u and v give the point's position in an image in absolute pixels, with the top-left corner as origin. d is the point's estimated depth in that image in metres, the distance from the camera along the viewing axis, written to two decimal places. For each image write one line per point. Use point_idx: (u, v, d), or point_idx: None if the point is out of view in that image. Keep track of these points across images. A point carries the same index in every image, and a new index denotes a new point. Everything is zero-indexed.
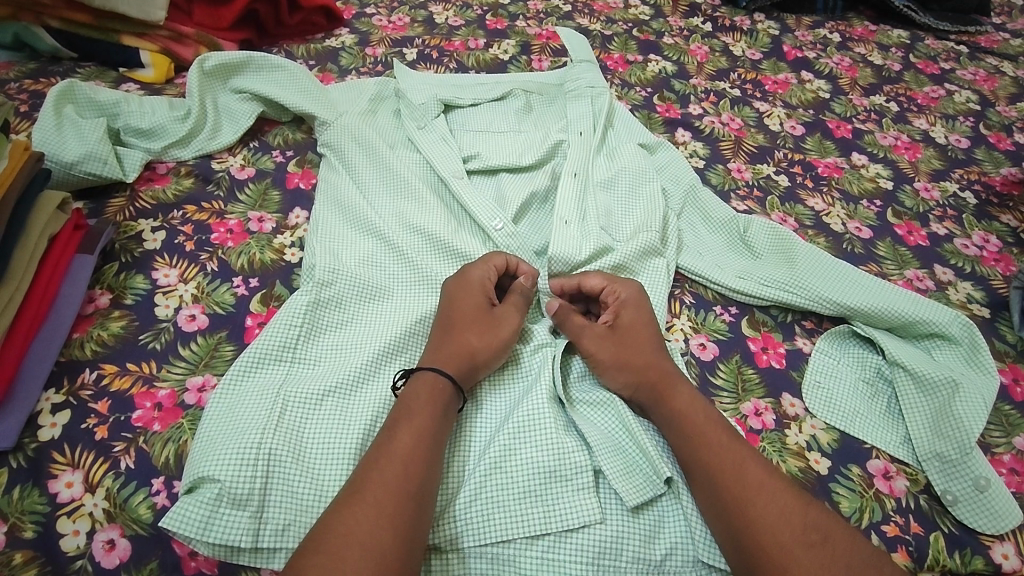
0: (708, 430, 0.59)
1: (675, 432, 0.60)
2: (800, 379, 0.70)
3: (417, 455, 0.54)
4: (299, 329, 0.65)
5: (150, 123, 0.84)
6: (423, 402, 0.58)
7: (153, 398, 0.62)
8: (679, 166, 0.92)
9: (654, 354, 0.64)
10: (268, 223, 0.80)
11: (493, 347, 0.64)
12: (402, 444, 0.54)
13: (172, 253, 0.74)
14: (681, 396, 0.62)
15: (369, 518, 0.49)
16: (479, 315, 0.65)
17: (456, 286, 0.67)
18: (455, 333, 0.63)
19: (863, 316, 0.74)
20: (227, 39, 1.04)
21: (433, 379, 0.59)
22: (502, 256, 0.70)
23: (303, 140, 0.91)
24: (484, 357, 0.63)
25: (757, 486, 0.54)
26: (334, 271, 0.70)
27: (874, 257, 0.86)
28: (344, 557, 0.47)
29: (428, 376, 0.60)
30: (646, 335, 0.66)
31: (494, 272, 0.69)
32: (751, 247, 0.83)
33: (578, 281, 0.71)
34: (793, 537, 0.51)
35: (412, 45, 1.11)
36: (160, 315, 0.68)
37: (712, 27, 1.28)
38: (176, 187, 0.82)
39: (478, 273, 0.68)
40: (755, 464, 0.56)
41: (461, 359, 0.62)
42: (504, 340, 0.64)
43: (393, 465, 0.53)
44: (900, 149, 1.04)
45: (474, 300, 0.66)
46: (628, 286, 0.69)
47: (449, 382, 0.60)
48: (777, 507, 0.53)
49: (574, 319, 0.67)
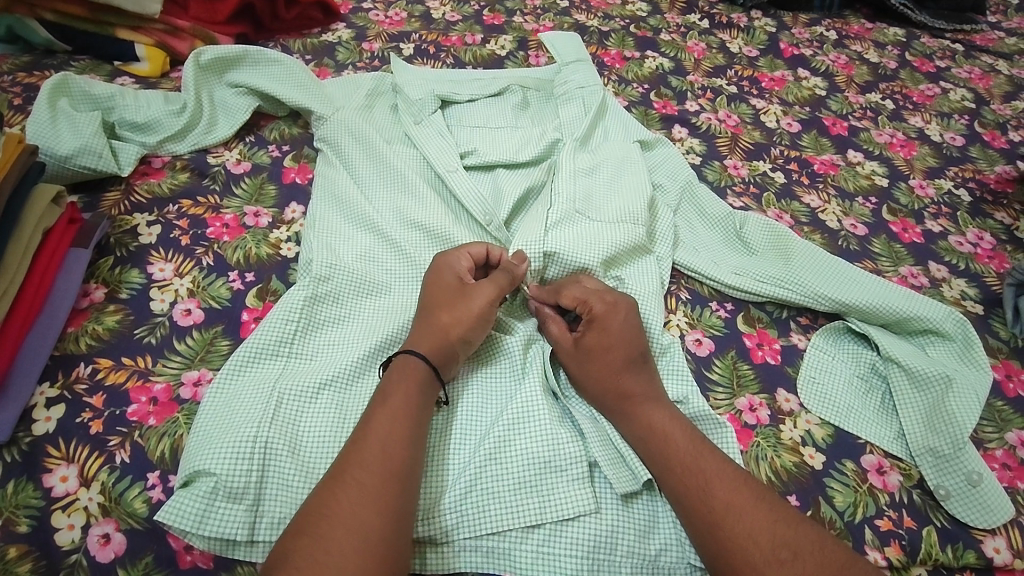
0: (678, 438, 0.58)
1: (639, 442, 0.59)
2: (795, 375, 0.71)
3: (398, 437, 0.54)
4: (296, 323, 0.65)
5: (144, 116, 0.84)
6: (398, 384, 0.58)
7: (148, 393, 0.61)
8: (675, 162, 0.92)
9: (621, 371, 0.62)
10: (264, 218, 0.79)
11: (465, 322, 0.63)
12: (386, 426, 0.55)
13: (167, 247, 0.74)
14: (648, 407, 0.60)
15: (352, 501, 0.50)
16: (450, 292, 0.65)
17: (430, 272, 0.68)
18: (429, 313, 0.64)
19: (859, 313, 0.74)
20: (223, 32, 1.03)
21: (411, 359, 0.60)
22: (483, 246, 0.71)
23: (299, 135, 0.91)
24: (459, 331, 0.63)
25: (727, 503, 0.54)
26: (332, 266, 0.70)
27: (869, 254, 0.87)
28: (328, 540, 0.47)
29: (403, 355, 0.60)
30: (614, 352, 0.63)
31: (467, 258, 0.69)
32: (747, 243, 0.83)
33: (558, 292, 0.68)
34: (761, 556, 0.51)
35: (409, 40, 1.11)
36: (156, 309, 0.68)
37: (709, 24, 1.28)
38: (172, 181, 0.82)
39: (449, 258, 0.68)
40: (728, 477, 0.55)
41: (435, 335, 0.62)
42: (480, 311, 0.64)
43: (376, 446, 0.53)
44: (895, 147, 1.05)
45: (449, 282, 0.66)
46: (602, 300, 0.65)
47: (421, 360, 0.60)
48: (756, 515, 0.53)
49: (551, 326, 0.67)
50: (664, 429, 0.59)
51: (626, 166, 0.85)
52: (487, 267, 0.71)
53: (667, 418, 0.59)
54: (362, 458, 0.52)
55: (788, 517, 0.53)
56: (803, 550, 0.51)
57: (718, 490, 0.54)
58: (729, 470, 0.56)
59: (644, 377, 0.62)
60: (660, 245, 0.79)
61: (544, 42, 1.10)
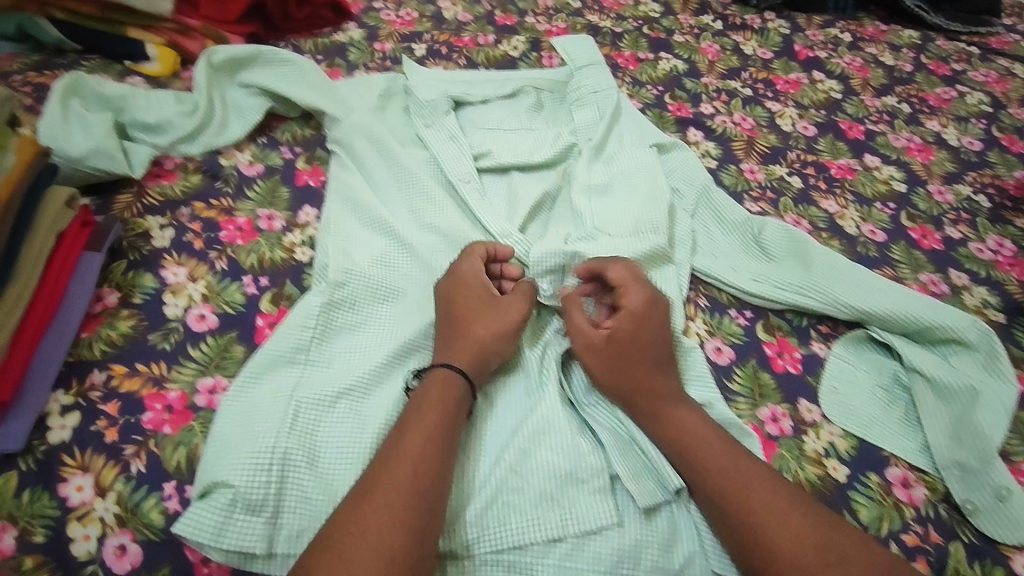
0: (701, 441, 0.58)
1: (662, 439, 0.60)
2: (816, 384, 0.70)
3: (425, 449, 0.54)
4: (313, 331, 0.65)
5: (156, 117, 0.83)
6: (432, 402, 0.57)
7: (164, 400, 0.60)
8: (691, 166, 0.92)
9: (651, 373, 0.62)
10: (278, 221, 0.79)
11: (497, 335, 0.63)
12: (411, 439, 0.54)
13: (180, 251, 0.73)
14: (671, 408, 0.61)
15: (379, 519, 0.49)
16: (481, 304, 0.65)
17: (450, 281, 0.67)
18: (462, 326, 0.64)
19: (880, 321, 0.73)
20: (233, 32, 1.02)
21: (448, 374, 0.60)
22: (485, 245, 0.71)
23: (312, 137, 0.90)
24: (494, 345, 0.63)
25: (765, 506, 0.54)
26: (348, 271, 0.70)
27: (888, 260, 0.86)
28: (357, 559, 0.47)
29: (440, 370, 0.60)
30: (644, 350, 0.63)
31: (480, 261, 0.69)
32: (765, 249, 0.83)
33: (601, 267, 0.69)
34: (810, 560, 0.51)
35: (421, 40, 1.10)
36: (170, 315, 0.67)
37: (722, 26, 1.27)
38: (184, 183, 0.81)
39: (468, 268, 0.68)
40: (762, 481, 0.55)
41: (472, 347, 0.62)
42: (513, 324, 0.65)
43: (402, 459, 0.53)
44: (913, 151, 1.04)
45: (471, 293, 0.66)
46: (642, 291, 0.66)
47: (459, 376, 0.60)
48: (793, 511, 0.53)
49: (577, 315, 0.66)
50: (688, 429, 0.59)
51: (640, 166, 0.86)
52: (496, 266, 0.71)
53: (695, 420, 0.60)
54: (390, 477, 0.51)
55: (830, 519, 0.53)
56: (845, 553, 0.51)
57: (742, 490, 0.55)
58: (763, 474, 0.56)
59: (667, 381, 0.62)
60: (679, 253, 0.79)
61: (554, 45, 1.07)
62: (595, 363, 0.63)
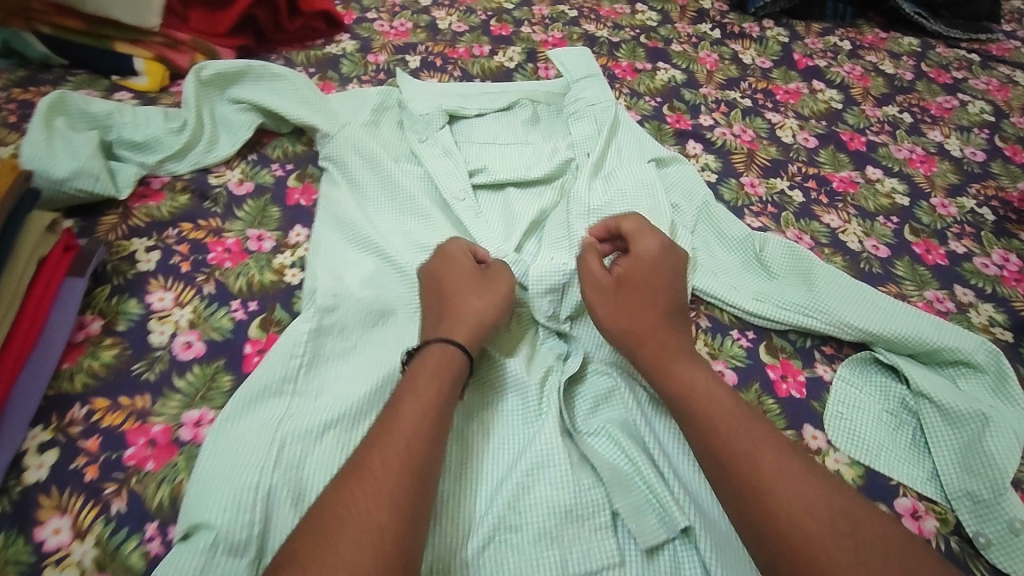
0: (713, 404, 0.57)
1: (674, 398, 0.59)
2: (821, 409, 0.69)
3: (404, 449, 0.51)
4: (301, 360, 0.63)
5: (143, 135, 0.81)
6: (432, 369, 0.58)
7: (147, 434, 0.58)
8: (691, 181, 0.91)
9: (659, 327, 0.64)
10: (268, 242, 0.77)
11: (492, 307, 0.65)
12: (393, 438, 0.51)
13: (166, 275, 0.71)
14: (688, 369, 0.60)
15: (365, 495, 0.48)
16: (473, 280, 0.67)
17: (441, 263, 0.70)
18: (455, 300, 0.65)
19: (886, 342, 0.71)
20: (223, 45, 1.00)
21: (445, 346, 0.60)
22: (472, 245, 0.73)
23: (303, 153, 0.88)
24: (491, 316, 0.65)
25: (775, 474, 0.51)
26: (338, 295, 0.68)
27: (893, 277, 0.84)
28: (340, 538, 0.45)
29: (438, 344, 0.60)
30: (652, 298, 0.66)
31: (468, 251, 0.72)
32: (768, 267, 0.81)
33: (614, 223, 0.73)
34: (820, 529, 0.48)
35: (415, 52, 1.08)
36: (155, 343, 0.65)
37: (720, 34, 1.25)
38: (171, 204, 0.79)
39: (456, 251, 0.71)
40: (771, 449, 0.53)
41: (466, 318, 0.63)
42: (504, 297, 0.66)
43: (381, 460, 0.50)
44: (915, 163, 1.02)
45: (460, 272, 0.68)
46: (656, 238, 0.70)
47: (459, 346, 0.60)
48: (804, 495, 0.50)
49: (591, 258, 0.69)
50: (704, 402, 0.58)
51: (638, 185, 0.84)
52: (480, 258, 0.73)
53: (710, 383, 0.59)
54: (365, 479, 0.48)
55: (847, 510, 0.50)
56: (852, 522, 0.49)
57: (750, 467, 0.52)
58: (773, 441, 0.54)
59: (668, 326, 0.64)
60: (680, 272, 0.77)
61: (550, 57, 1.06)
62: (599, 296, 0.67)
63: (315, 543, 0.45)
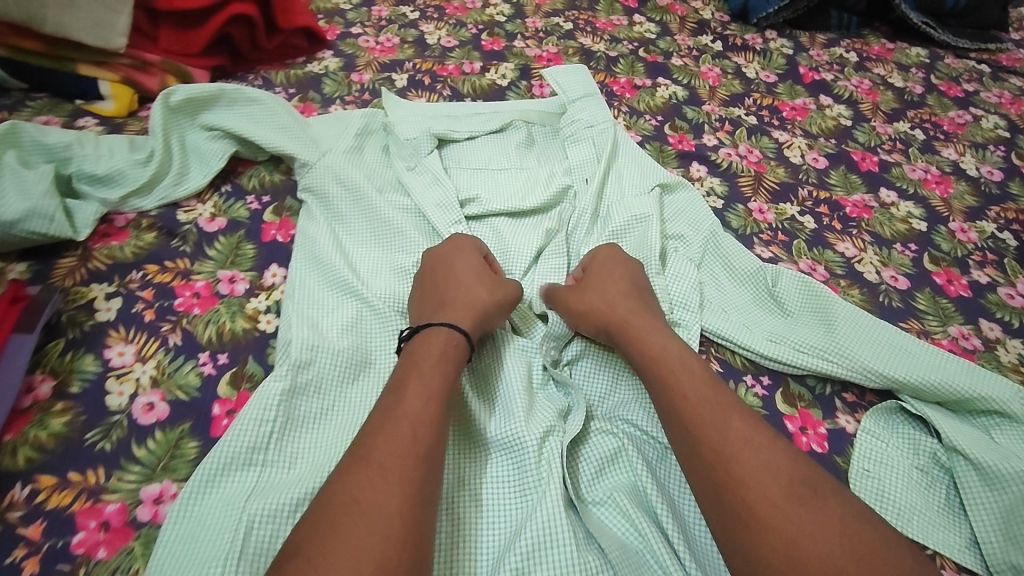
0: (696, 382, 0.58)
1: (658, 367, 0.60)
2: (845, 466, 0.63)
3: (395, 474, 0.48)
4: (272, 425, 0.58)
5: (105, 168, 0.74)
6: (431, 358, 0.58)
7: (99, 516, 0.52)
8: (697, 208, 0.85)
9: (634, 315, 0.65)
10: (241, 284, 0.71)
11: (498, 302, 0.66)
12: (384, 460, 0.49)
13: (128, 325, 0.65)
14: (653, 341, 0.63)
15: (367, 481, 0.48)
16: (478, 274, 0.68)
17: (444, 254, 0.70)
18: (459, 288, 0.66)
19: (913, 390, 0.67)
20: (197, 65, 0.93)
21: (453, 333, 0.61)
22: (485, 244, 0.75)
23: (282, 182, 0.82)
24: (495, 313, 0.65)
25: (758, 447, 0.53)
26: (314, 347, 0.63)
27: (914, 312, 0.79)
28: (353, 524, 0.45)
29: (443, 330, 0.61)
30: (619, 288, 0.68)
31: (481, 245, 0.73)
32: (781, 303, 0.76)
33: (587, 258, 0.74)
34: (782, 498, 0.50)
35: (402, 69, 1.02)
36: (113, 406, 0.59)
37: (722, 47, 1.20)
38: (136, 243, 0.72)
39: (468, 244, 0.71)
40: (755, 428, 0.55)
41: (472, 307, 0.64)
42: (511, 291, 0.68)
43: (366, 488, 0.47)
44: (931, 183, 0.97)
45: (467, 261, 0.69)
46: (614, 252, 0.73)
47: (462, 339, 0.61)
48: (794, 511, 0.49)
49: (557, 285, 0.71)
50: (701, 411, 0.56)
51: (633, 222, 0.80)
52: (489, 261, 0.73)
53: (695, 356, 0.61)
54: (353, 499, 0.46)
55: (847, 528, 0.49)
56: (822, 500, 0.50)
57: (738, 486, 0.51)
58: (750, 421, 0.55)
59: (639, 307, 0.67)
60: (682, 312, 0.73)
61: (545, 76, 0.99)
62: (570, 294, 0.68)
63: (323, 527, 0.45)
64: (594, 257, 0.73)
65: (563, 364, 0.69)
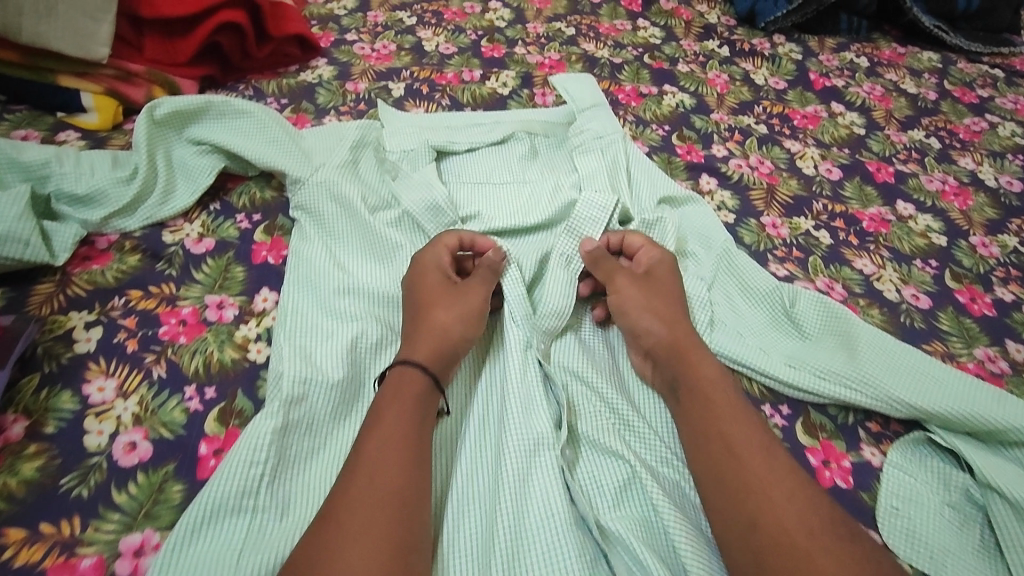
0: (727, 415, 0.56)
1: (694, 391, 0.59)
2: (872, 503, 0.60)
3: (371, 528, 0.46)
4: (263, 466, 0.54)
5: (86, 187, 0.71)
6: (396, 393, 0.56)
7: (74, 572, 0.49)
8: (710, 223, 0.81)
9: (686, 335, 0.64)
10: (229, 310, 0.67)
11: (461, 319, 0.63)
12: (354, 512, 0.47)
13: (108, 357, 0.61)
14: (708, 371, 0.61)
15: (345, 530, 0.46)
16: (443, 293, 0.65)
17: (413, 270, 0.67)
18: (423, 313, 0.63)
19: (940, 421, 0.63)
20: (185, 75, 0.89)
21: (408, 371, 0.58)
22: (454, 235, 0.70)
23: (273, 200, 0.78)
24: (459, 331, 0.62)
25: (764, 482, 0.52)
26: (306, 380, 0.59)
27: (937, 333, 0.75)
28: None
29: (398, 368, 0.58)
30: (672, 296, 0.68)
31: (446, 251, 0.69)
32: (799, 325, 0.72)
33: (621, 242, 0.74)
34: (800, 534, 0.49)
35: (399, 78, 0.98)
36: (91, 447, 0.55)
37: (729, 52, 1.16)
38: (118, 267, 0.68)
39: (431, 256, 0.68)
40: (755, 459, 0.53)
41: (435, 335, 0.61)
42: (480, 308, 0.65)
43: (347, 541, 0.45)
44: (949, 195, 0.93)
45: (435, 279, 0.66)
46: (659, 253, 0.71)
47: (418, 371, 0.58)
48: (828, 549, 0.48)
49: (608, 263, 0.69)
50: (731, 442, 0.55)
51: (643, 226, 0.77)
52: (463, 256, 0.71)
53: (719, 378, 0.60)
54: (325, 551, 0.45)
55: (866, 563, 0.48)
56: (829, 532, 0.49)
57: (772, 518, 0.50)
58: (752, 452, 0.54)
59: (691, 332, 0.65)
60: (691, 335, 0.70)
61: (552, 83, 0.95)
62: (621, 284, 0.68)
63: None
64: (648, 245, 0.72)
65: (565, 373, 0.64)
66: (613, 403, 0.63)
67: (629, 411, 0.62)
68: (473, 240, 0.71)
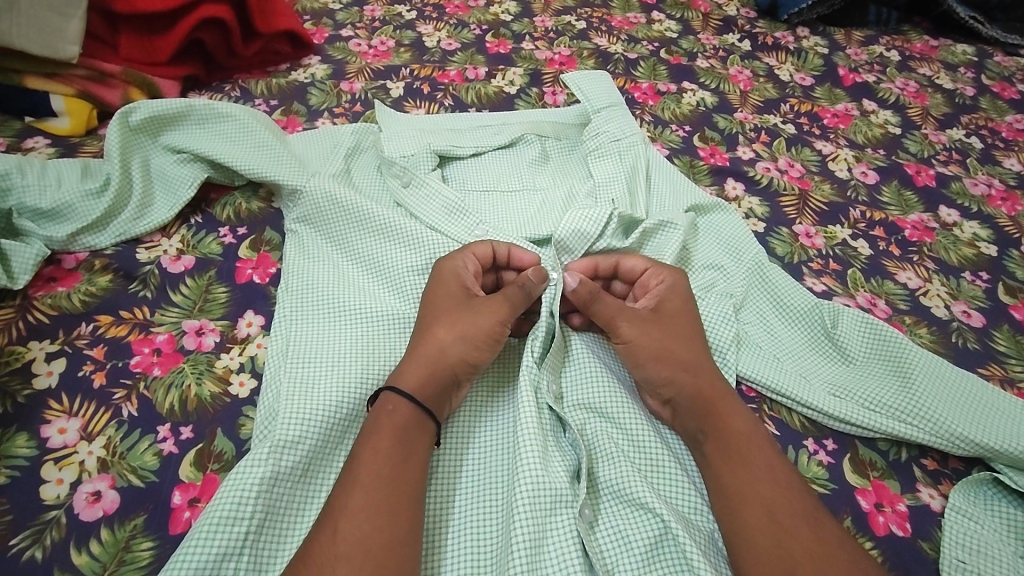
0: (752, 463, 0.51)
1: (705, 433, 0.54)
2: (934, 555, 0.53)
3: None
4: (246, 525, 0.47)
5: (52, 201, 0.64)
6: (380, 433, 0.50)
7: None
8: (740, 233, 0.73)
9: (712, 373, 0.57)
10: (210, 336, 0.60)
11: (462, 341, 0.55)
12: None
13: (71, 393, 0.54)
14: (733, 414, 0.54)
15: None
16: (455, 307, 0.57)
17: (431, 279, 0.60)
18: (423, 333, 0.56)
19: (1009, 460, 0.57)
20: (164, 75, 0.82)
21: (391, 398, 0.51)
22: (488, 245, 0.62)
23: (260, 212, 0.71)
24: (458, 353, 0.55)
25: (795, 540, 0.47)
26: (298, 420, 0.51)
27: (993, 355, 0.68)
28: None
29: (382, 395, 0.52)
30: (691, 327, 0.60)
31: (474, 261, 0.61)
32: (841, 348, 0.65)
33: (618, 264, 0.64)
34: None
35: (398, 76, 0.91)
36: (48, 499, 0.49)
37: (751, 46, 1.09)
38: (87, 289, 0.62)
39: (453, 265, 0.60)
40: (783, 511, 0.49)
41: (431, 357, 0.54)
42: (489, 331, 0.56)
43: None
44: (995, 200, 0.86)
45: (450, 291, 0.58)
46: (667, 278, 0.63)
47: (405, 399, 0.51)
48: None
49: (608, 301, 0.60)
50: (743, 501, 0.50)
51: (658, 225, 0.70)
52: (497, 271, 0.64)
53: (753, 428, 0.54)
54: None
55: None
56: None
57: None
58: (780, 503, 0.49)
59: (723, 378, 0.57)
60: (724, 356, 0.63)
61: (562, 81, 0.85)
62: (627, 331, 0.58)
63: None
64: (652, 266, 0.63)
65: (580, 408, 0.57)
66: (638, 441, 0.55)
67: (655, 450, 0.55)
68: (511, 253, 0.63)
